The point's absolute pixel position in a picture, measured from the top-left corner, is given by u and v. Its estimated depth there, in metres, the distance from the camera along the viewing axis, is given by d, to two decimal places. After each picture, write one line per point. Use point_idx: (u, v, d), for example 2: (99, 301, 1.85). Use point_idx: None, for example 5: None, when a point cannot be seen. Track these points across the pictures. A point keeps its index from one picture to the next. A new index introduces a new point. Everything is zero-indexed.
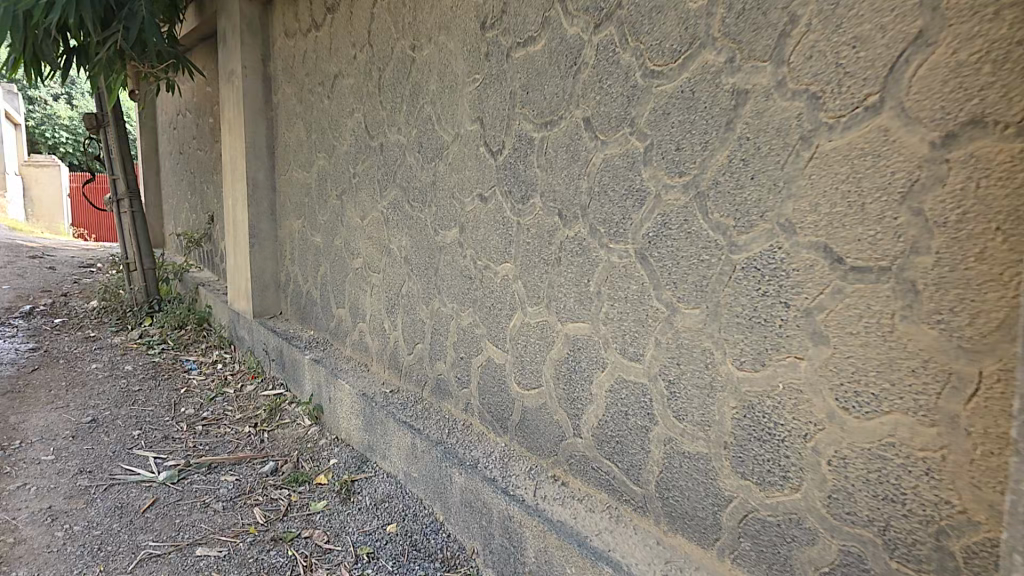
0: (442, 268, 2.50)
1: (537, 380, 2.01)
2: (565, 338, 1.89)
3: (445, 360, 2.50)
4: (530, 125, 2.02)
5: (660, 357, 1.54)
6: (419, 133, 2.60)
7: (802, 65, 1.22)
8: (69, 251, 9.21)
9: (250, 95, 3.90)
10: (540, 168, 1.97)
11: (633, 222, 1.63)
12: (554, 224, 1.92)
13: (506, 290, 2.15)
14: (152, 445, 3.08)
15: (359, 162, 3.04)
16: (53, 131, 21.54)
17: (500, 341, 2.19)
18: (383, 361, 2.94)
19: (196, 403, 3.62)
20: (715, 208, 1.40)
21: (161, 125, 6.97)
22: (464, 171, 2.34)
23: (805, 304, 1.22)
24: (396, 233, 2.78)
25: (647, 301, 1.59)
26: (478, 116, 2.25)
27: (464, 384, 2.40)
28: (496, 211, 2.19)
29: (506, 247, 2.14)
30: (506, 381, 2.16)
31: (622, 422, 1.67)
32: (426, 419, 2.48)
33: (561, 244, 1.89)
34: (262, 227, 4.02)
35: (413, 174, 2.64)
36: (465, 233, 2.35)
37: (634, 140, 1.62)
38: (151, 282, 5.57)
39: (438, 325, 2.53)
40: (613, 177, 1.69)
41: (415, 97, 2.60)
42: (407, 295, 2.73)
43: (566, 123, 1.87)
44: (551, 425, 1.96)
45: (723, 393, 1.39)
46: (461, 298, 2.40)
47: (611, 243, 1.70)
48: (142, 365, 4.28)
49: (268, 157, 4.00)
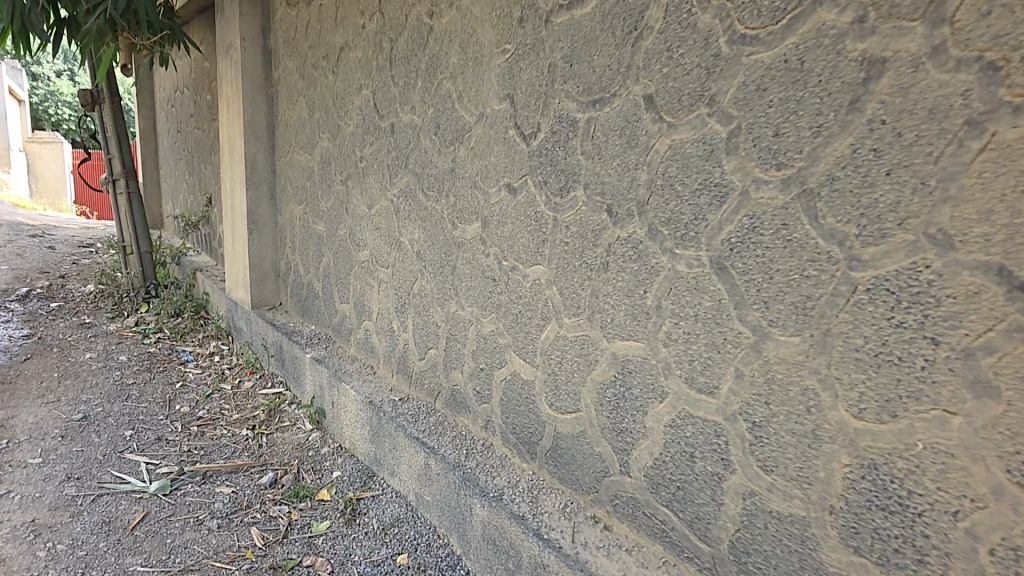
0: (460, 266, 2.17)
1: (574, 403, 1.67)
2: (612, 358, 1.55)
3: (462, 370, 2.15)
4: (572, 101, 1.70)
5: (742, 391, 1.25)
6: (436, 112, 2.27)
7: (972, 25, 0.95)
8: (68, 231, 8.91)
9: (249, 69, 3.56)
10: (584, 154, 1.66)
11: (710, 224, 1.33)
12: (601, 222, 1.60)
13: (537, 297, 1.82)
14: (145, 449, 2.76)
15: (367, 145, 2.72)
16: (55, 106, 21.08)
17: (530, 354, 1.84)
18: (392, 365, 2.62)
19: (191, 401, 3.34)
20: (829, 212, 1.13)
21: (158, 102, 6.62)
22: (490, 156, 2.01)
23: (963, 343, 0.95)
24: (408, 225, 2.46)
25: (726, 322, 1.29)
26: (509, 92, 1.93)
27: (484, 399, 2.04)
28: (529, 202, 1.85)
29: (539, 246, 1.81)
30: (535, 402, 1.81)
31: (684, 465, 1.36)
32: (440, 435, 2.13)
33: (611, 247, 1.57)
34: (262, 214, 3.72)
35: (428, 159, 2.32)
36: (487, 228, 2.02)
37: (713, 122, 1.34)
38: (148, 266, 5.26)
39: (455, 330, 2.21)
40: (684, 167, 1.39)
41: (433, 72, 2.27)
42: (419, 295, 2.41)
43: (619, 102, 1.56)
44: (589, 455, 1.62)
45: (831, 445, 1.10)
46: (481, 302, 2.07)
47: (678, 248, 1.40)
48: (137, 356, 4.01)
49: (268, 138, 3.68)
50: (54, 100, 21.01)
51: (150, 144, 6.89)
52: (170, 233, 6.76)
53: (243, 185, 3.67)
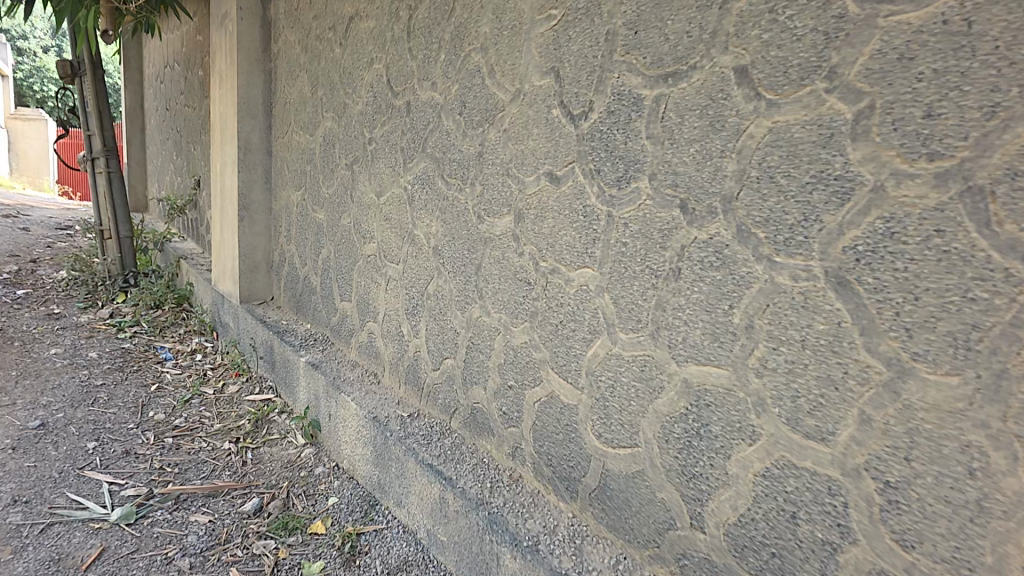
0: (486, 266, 1.88)
1: (631, 436, 1.42)
2: (684, 387, 1.30)
3: (485, 387, 1.88)
4: (636, 76, 1.37)
5: (870, 441, 1.02)
6: (460, 88, 1.95)
7: None
8: (44, 211, 8.42)
9: (245, 41, 3.23)
10: (650, 138, 1.35)
11: (826, 228, 1.07)
12: (671, 220, 1.32)
13: (583, 307, 1.54)
14: (109, 465, 2.45)
15: (378, 126, 2.42)
16: (39, 83, 20.32)
17: (573, 375, 1.57)
18: (399, 375, 2.33)
19: (168, 406, 3.03)
20: (1008, 217, 0.88)
21: (146, 78, 6.22)
22: (526, 140, 1.69)
23: None
24: (424, 217, 2.17)
25: (848, 353, 1.04)
26: (553, 64, 1.59)
27: (512, 423, 1.78)
28: (576, 193, 1.55)
29: (587, 246, 1.52)
30: (578, 430, 1.56)
31: (784, 527, 1.13)
32: (458, 464, 1.85)
33: (684, 251, 1.29)
34: (254, 201, 3.40)
35: (450, 142, 2.01)
36: (521, 223, 1.73)
37: (834, 101, 1.06)
38: (127, 254, 4.89)
39: (477, 339, 1.93)
40: (789, 157, 1.12)
41: (458, 41, 1.95)
42: (435, 296, 2.12)
43: (702, 75, 1.25)
44: (647, 502, 1.38)
45: (1005, 523, 0.88)
46: (511, 309, 1.78)
47: (779, 256, 1.13)
48: (109, 352, 3.66)
49: (265, 118, 3.37)
50: (39, 76, 20.22)
51: (135, 123, 6.49)
52: (153, 217, 6.37)
53: (234, 168, 3.34)
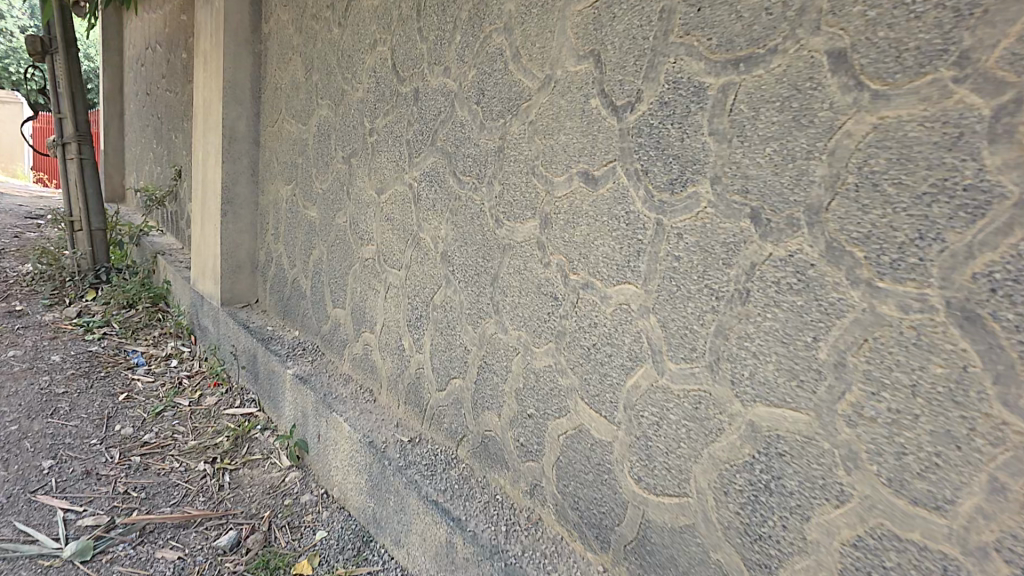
0: (504, 277, 1.67)
1: (678, 483, 1.25)
2: (751, 431, 1.11)
3: (500, 415, 1.70)
4: (696, 61, 1.15)
5: (1004, 517, 0.83)
6: (478, 74, 1.72)
7: None
8: (17, 198, 8.04)
9: (233, 20, 2.97)
10: (714, 134, 1.14)
11: (949, 249, 0.86)
12: (738, 232, 1.11)
13: (623, 329, 1.34)
14: (65, 489, 2.27)
15: (380, 116, 2.18)
16: (17, 64, 19.59)
17: (608, 408, 1.38)
18: (399, 393, 2.13)
19: (136, 419, 2.82)
20: None
21: (127, 60, 5.87)
22: (556, 134, 1.47)
23: None
24: (431, 218, 1.94)
25: (977, 405, 0.84)
26: (593, 46, 1.37)
27: (531, 457, 1.61)
28: (616, 196, 1.34)
29: (629, 258, 1.31)
30: (612, 471, 1.39)
31: None
32: (467, 501, 1.69)
33: (755, 270, 1.09)
34: (239, 195, 3.12)
35: (465, 135, 1.79)
36: (547, 230, 1.51)
37: (964, 93, 0.84)
38: (99, 247, 4.58)
39: (492, 358, 1.73)
40: (901, 160, 0.90)
41: (477, 21, 1.72)
42: (443, 308, 1.91)
43: (783, 61, 1.03)
44: (699, 563, 1.21)
45: None
46: (534, 326, 1.58)
47: (883, 280, 0.93)
48: (74, 356, 3.39)
49: (252, 105, 3.10)
50: (15, 58, 19.47)
51: (114, 107, 6.13)
52: (131, 208, 6.01)
53: (218, 157, 3.07)
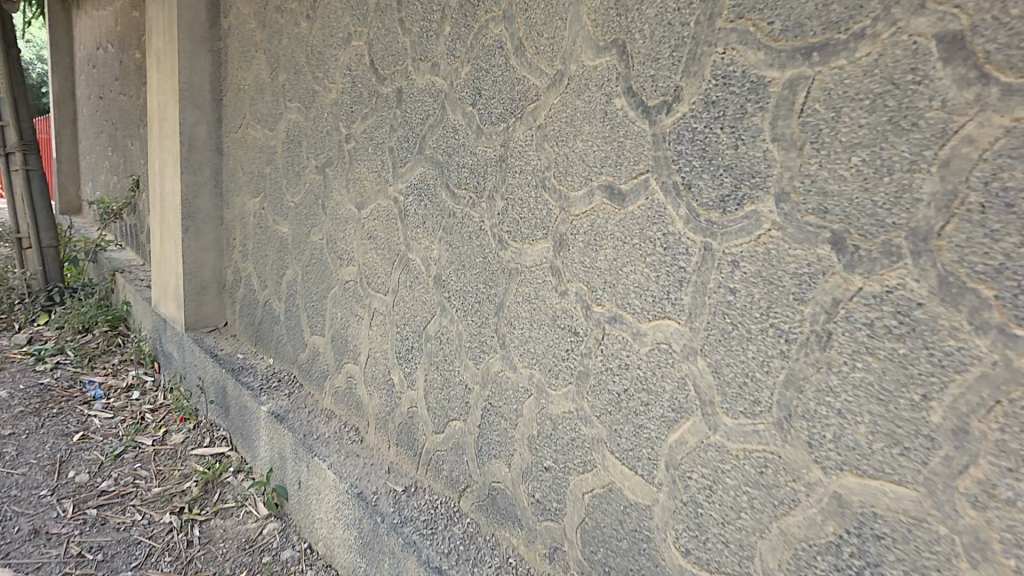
0: (510, 306, 1.43)
1: (738, 560, 1.03)
2: (837, 507, 0.90)
3: (511, 464, 1.47)
4: (753, 51, 0.94)
5: None
6: (472, 70, 1.48)
7: None
8: None
9: (187, 15, 2.66)
10: (779, 140, 0.93)
11: None
12: (816, 262, 0.89)
13: (663, 374, 1.12)
14: (8, 555, 1.96)
15: (357, 120, 1.93)
16: None
17: (646, 465, 1.17)
18: (390, 434, 1.88)
19: (91, 464, 2.50)
20: None
21: (77, 62, 5.42)
22: (571, 141, 1.25)
23: None
24: (422, 236, 1.69)
25: None
26: (616, 34, 1.15)
27: (550, 515, 1.38)
28: (650, 214, 1.11)
29: (669, 290, 1.09)
30: (652, 540, 1.17)
31: None
32: (475, 566, 1.45)
33: (840, 308, 0.87)
34: (201, 209, 2.81)
35: (458, 142, 1.54)
36: (564, 253, 1.28)
37: None
38: (50, 266, 4.18)
39: (499, 400, 1.50)
40: None
41: (470, 9, 1.48)
42: (439, 339, 1.66)
43: (875, 47, 0.82)
44: None
45: None
46: (549, 365, 1.35)
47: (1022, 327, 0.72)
48: (21, 392, 3.03)
49: (213, 109, 2.79)
50: None
51: (66, 113, 5.67)
52: (88, 221, 5.56)
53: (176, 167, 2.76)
